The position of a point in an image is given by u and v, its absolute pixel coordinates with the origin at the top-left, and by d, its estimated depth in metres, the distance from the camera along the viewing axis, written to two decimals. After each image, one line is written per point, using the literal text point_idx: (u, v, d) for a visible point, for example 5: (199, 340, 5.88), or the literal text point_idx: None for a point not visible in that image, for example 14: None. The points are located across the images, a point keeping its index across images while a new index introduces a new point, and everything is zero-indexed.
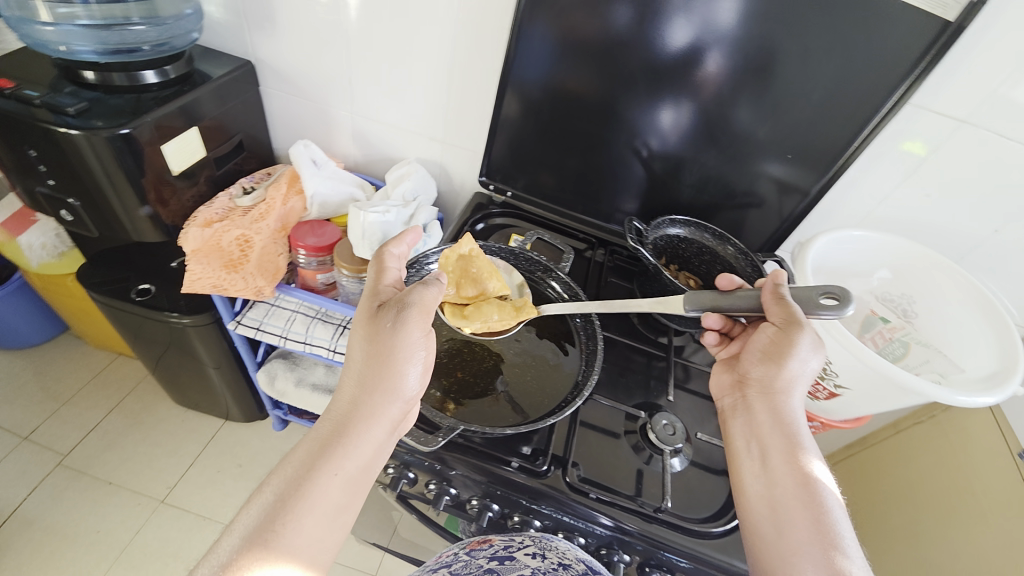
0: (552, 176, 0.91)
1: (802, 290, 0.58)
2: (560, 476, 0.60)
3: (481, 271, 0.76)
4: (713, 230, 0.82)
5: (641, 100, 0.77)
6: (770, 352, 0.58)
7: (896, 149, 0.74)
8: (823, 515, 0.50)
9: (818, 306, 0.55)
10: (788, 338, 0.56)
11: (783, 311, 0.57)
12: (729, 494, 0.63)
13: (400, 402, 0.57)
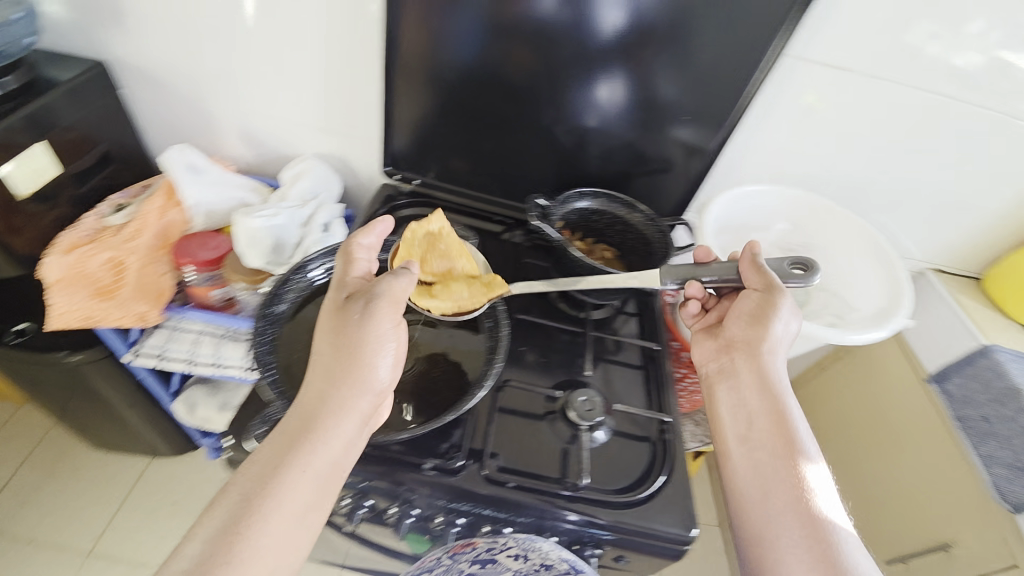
0: (457, 159, 0.87)
1: (773, 262, 0.64)
2: (476, 470, 0.59)
3: (450, 248, 0.74)
4: (622, 199, 0.82)
5: (532, 73, 0.75)
6: (753, 314, 0.63)
7: (783, 102, 0.76)
8: (801, 477, 0.55)
9: (789, 274, 0.62)
10: (776, 302, 0.62)
11: (765, 278, 0.62)
12: (651, 459, 0.64)
13: (371, 394, 0.55)
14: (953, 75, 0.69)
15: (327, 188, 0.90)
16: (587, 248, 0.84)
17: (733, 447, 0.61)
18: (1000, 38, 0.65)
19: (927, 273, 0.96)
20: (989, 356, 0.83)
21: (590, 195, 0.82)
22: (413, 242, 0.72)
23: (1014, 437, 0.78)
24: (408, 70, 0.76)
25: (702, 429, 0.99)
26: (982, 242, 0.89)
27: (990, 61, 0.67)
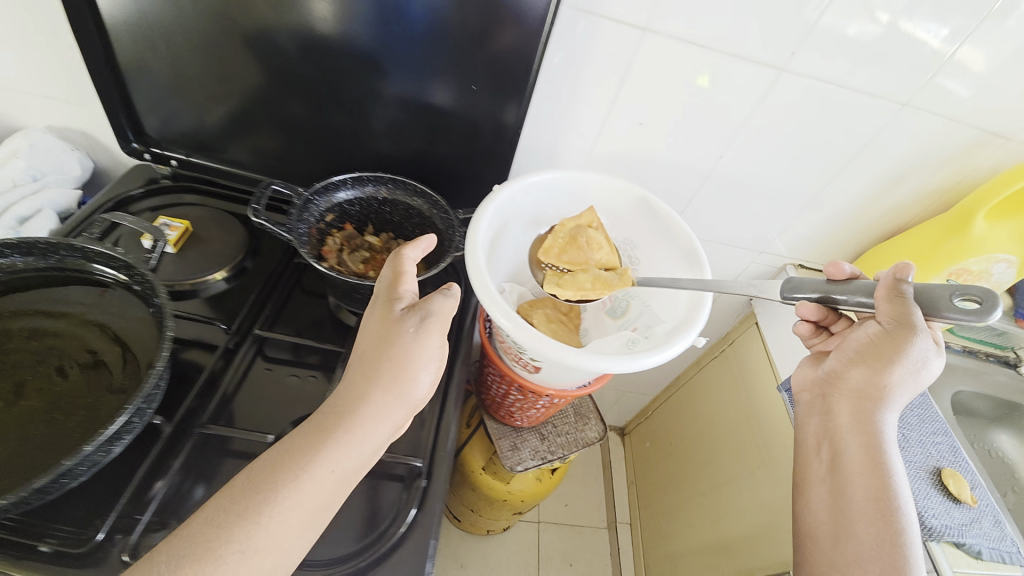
0: (213, 133, 0.70)
1: (937, 288, 0.41)
2: (121, 551, 0.45)
3: (591, 240, 0.65)
4: (411, 184, 0.66)
5: (265, 23, 0.58)
6: (865, 353, 0.47)
7: (590, 70, 0.62)
8: (893, 537, 0.43)
9: (947, 308, 0.39)
10: (901, 346, 0.43)
11: (903, 315, 0.42)
12: (390, 510, 0.53)
13: (405, 405, 0.44)
14: (783, 39, 0.58)
15: (57, 169, 0.73)
16: (381, 246, 0.69)
17: (814, 486, 0.49)
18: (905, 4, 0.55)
19: (789, 267, 0.90)
20: None
21: (375, 180, 0.65)
22: (558, 233, 0.67)
23: None
24: (109, 20, 0.59)
25: (546, 444, 0.88)
26: (844, 232, 0.84)
27: (892, 29, 0.57)
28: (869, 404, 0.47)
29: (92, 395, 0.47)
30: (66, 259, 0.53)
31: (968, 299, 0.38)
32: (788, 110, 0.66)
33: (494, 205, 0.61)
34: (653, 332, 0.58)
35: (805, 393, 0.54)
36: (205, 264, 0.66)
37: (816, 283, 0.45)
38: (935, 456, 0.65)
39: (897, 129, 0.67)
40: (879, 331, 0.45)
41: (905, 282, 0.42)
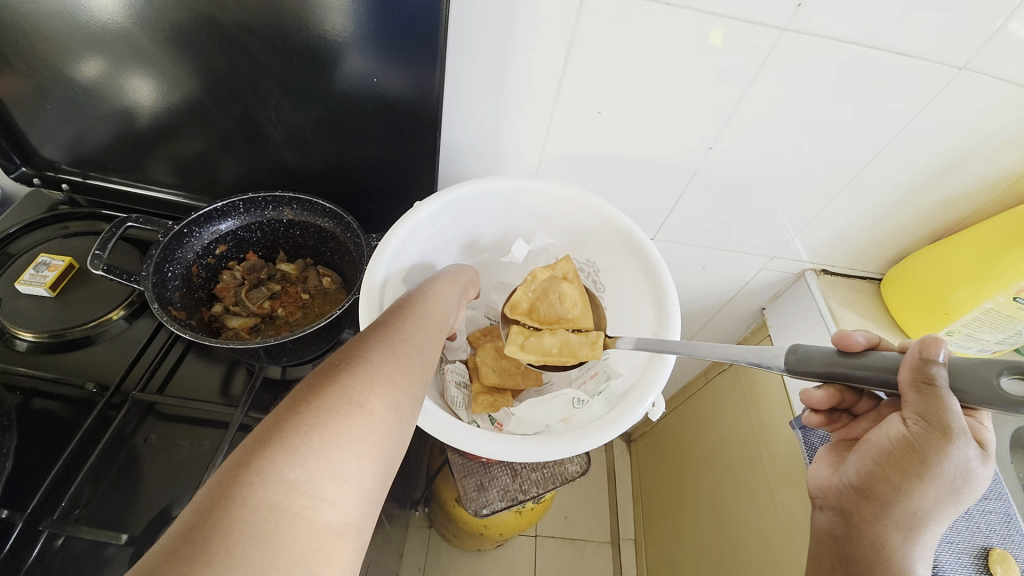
0: (106, 149, 0.61)
1: (982, 366, 0.30)
2: None
3: (567, 298, 0.54)
4: (322, 205, 0.54)
5: (118, 17, 0.47)
6: (883, 460, 0.35)
7: (521, 51, 0.48)
8: None
9: (991, 395, 0.29)
10: (922, 454, 0.32)
11: (934, 414, 0.31)
12: None
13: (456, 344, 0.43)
14: None
15: None
16: (296, 274, 0.58)
17: None
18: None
19: (808, 273, 0.74)
20: None
21: (274, 201, 0.54)
22: (528, 281, 0.55)
23: None
24: None
25: (518, 482, 0.77)
26: (879, 231, 0.66)
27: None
28: (895, 533, 0.34)
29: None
30: None
31: (1017, 379, 0.27)
32: (796, 85, 0.49)
33: (397, 242, 0.48)
34: (609, 387, 0.49)
35: (816, 505, 0.40)
36: (99, 305, 0.58)
37: (826, 358, 0.35)
38: (983, 533, 0.52)
39: (952, 100, 0.50)
40: (905, 435, 0.33)
41: (934, 362, 0.31)
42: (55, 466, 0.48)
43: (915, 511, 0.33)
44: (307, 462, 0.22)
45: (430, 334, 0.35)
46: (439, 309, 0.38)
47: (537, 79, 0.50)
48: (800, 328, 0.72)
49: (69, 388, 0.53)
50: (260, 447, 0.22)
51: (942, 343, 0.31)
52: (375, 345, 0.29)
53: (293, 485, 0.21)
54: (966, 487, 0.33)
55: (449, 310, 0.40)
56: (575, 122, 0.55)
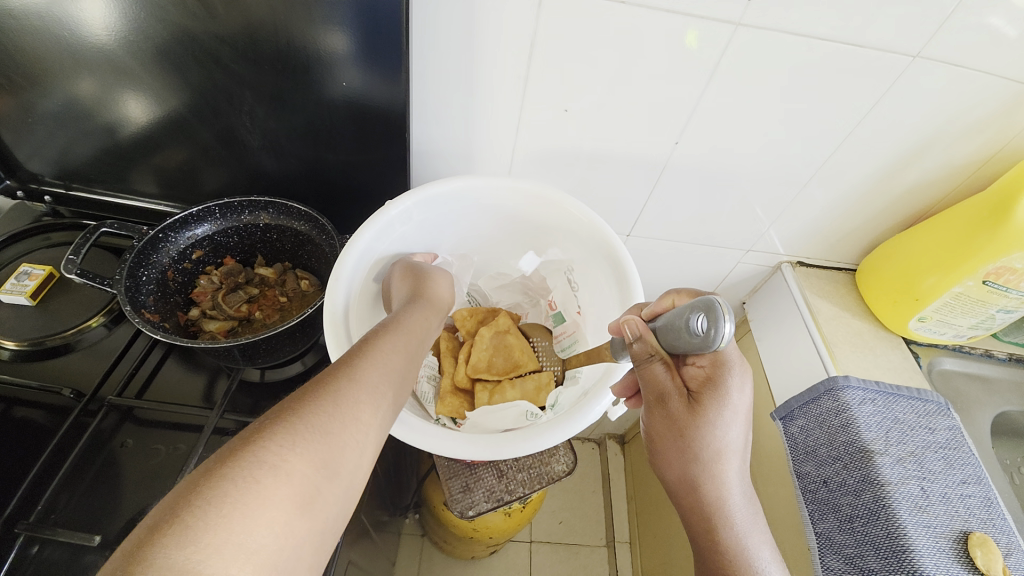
0: (88, 162, 0.62)
1: (676, 315, 0.38)
2: None
3: (516, 352, 0.60)
4: (297, 209, 0.55)
5: (95, 32, 0.49)
6: (649, 446, 0.41)
7: (487, 51, 0.49)
8: None
9: (683, 336, 0.36)
10: (666, 430, 0.39)
11: (652, 378, 0.40)
12: None
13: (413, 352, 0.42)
14: None
15: None
16: (274, 278, 0.59)
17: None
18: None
19: (784, 266, 0.75)
20: (835, 395, 0.58)
21: (250, 206, 0.55)
22: (480, 341, 0.59)
23: (857, 520, 0.53)
24: None
25: (504, 483, 0.77)
26: (849, 221, 0.68)
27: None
28: (711, 494, 0.38)
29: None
30: None
31: (696, 316, 0.35)
32: (755, 78, 0.51)
33: (357, 258, 0.49)
34: (561, 402, 0.53)
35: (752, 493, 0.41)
36: (78, 313, 0.59)
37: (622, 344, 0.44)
38: (961, 516, 0.51)
39: (906, 88, 0.51)
40: (651, 412, 0.40)
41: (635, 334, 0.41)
42: (32, 470, 0.48)
43: (682, 477, 0.39)
44: (229, 537, 0.25)
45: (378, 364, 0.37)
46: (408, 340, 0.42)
47: (503, 78, 0.51)
48: (779, 320, 0.73)
49: (48, 396, 0.53)
50: (167, 528, 0.24)
51: (633, 320, 0.42)
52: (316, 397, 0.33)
53: (199, 562, 0.24)
54: (715, 434, 0.37)
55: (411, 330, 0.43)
56: (544, 120, 0.56)
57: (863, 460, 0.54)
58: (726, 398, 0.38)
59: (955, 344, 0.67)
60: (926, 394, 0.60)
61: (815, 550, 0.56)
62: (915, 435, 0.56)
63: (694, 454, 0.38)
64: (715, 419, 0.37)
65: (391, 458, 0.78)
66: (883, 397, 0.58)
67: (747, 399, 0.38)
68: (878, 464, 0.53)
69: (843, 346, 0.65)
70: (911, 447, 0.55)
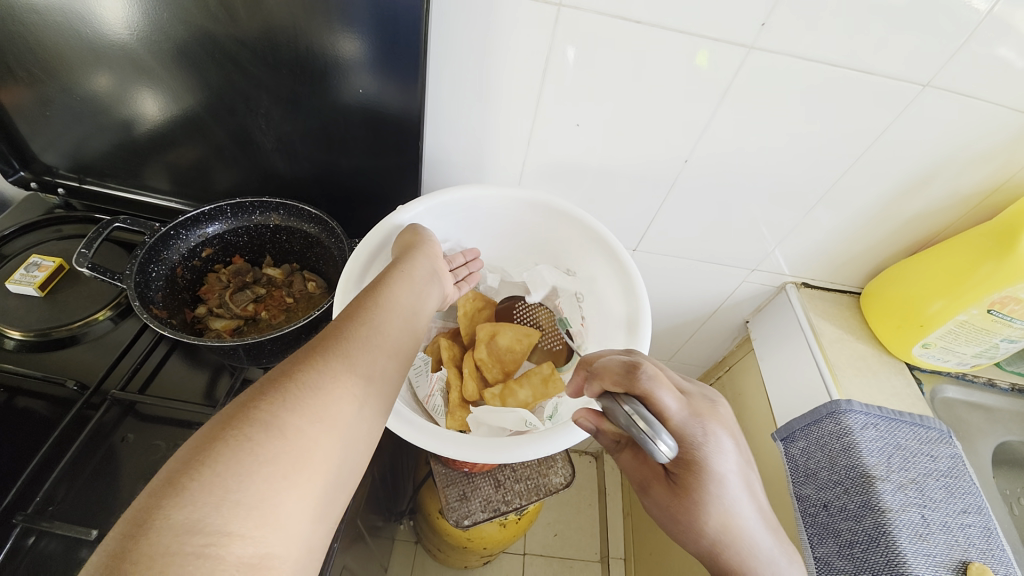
0: (102, 156, 0.63)
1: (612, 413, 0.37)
2: None
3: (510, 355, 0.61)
4: (308, 212, 0.55)
5: (119, 31, 0.50)
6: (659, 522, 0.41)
7: (502, 65, 0.50)
8: None
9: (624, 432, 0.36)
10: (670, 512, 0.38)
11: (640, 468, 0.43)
12: None
13: (392, 334, 0.40)
14: (752, 5, 0.44)
15: None
16: (282, 279, 0.59)
17: None
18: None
19: (789, 286, 0.75)
20: (837, 419, 0.58)
21: (261, 207, 0.55)
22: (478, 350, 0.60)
23: (856, 546, 0.52)
24: None
25: (500, 493, 0.77)
26: (855, 245, 0.68)
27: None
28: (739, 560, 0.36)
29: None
30: None
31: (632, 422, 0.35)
32: (767, 101, 0.51)
33: (363, 268, 0.49)
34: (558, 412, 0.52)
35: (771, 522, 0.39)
36: (85, 305, 0.59)
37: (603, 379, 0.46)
38: (961, 546, 0.51)
39: (915, 118, 0.52)
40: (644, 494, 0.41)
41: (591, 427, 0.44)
42: (33, 463, 0.48)
43: (701, 549, 0.37)
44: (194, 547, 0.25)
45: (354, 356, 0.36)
46: (389, 344, 0.40)
47: (518, 90, 0.52)
48: (783, 342, 0.73)
49: (51, 387, 0.54)
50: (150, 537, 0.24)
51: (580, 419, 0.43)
52: (287, 414, 0.31)
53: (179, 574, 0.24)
54: (710, 511, 0.36)
55: (399, 310, 0.42)
56: (555, 134, 0.56)
57: (864, 485, 0.53)
58: (704, 468, 0.37)
59: (958, 371, 0.66)
60: (928, 421, 0.59)
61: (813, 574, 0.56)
62: (917, 463, 0.55)
63: (699, 530, 0.37)
64: (701, 489, 0.37)
65: (388, 463, 0.78)
66: (885, 421, 0.58)
67: (721, 455, 0.37)
68: (880, 490, 0.53)
69: (847, 370, 0.65)
70: (912, 473, 0.54)
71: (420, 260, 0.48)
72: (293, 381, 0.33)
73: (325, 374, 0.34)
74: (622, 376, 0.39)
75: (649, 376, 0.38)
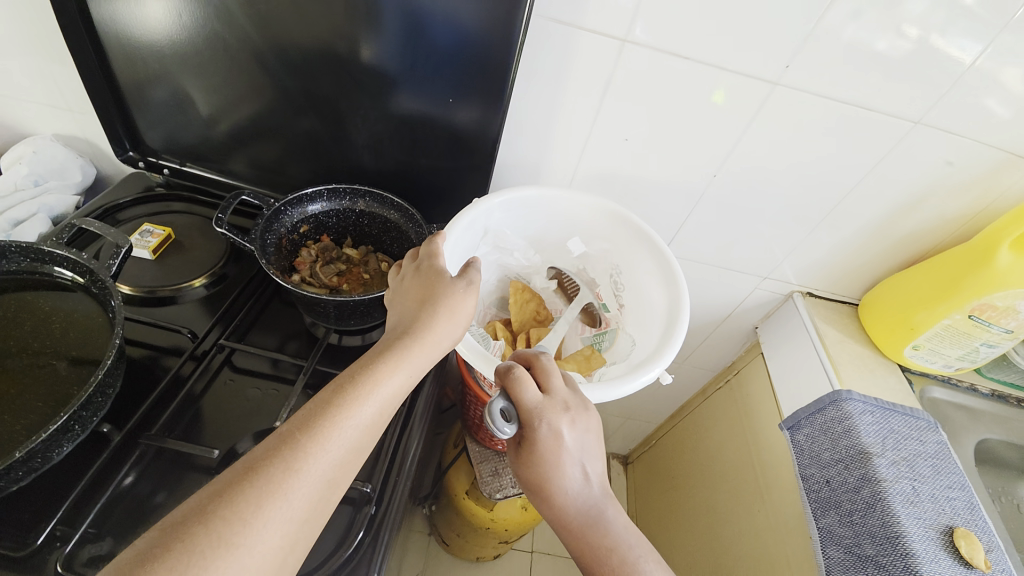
0: (207, 144, 0.72)
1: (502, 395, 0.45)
2: (61, 550, 0.44)
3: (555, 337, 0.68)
4: (390, 199, 0.65)
5: (251, 39, 0.60)
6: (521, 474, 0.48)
7: (569, 87, 0.60)
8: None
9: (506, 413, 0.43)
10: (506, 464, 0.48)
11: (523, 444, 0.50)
12: (330, 527, 0.50)
13: (359, 435, 0.38)
14: (780, 50, 0.55)
15: (57, 176, 0.75)
16: (359, 258, 0.68)
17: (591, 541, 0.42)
18: (941, 20, 0.51)
19: (796, 295, 0.84)
20: (839, 406, 0.67)
21: (351, 193, 0.65)
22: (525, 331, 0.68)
23: (855, 513, 0.59)
24: (103, 28, 0.61)
25: None
26: (855, 259, 0.78)
27: (921, 44, 0.53)
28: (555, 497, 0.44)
29: (37, 396, 0.47)
30: (22, 262, 0.53)
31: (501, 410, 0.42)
32: (787, 128, 0.62)
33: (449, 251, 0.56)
34: (605, 374, 0.59)
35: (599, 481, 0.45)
36: (188, 270, 0.67)
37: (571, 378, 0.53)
38: (947, 514, 0.58)
39: (909, 148, 0.62)
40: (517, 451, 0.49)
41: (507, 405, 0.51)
42: (149, 397, 0.55)
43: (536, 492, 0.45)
44: None
45: (308, 465, 0.35)
46: (338, 466, 0.37)
47: (580, 107, 0.62)
48: (791, 344, 0.81)
49: (160, 337, 0.61)
50: None
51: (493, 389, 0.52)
52: (218, 534, 0.31)
53: None
54: (536, 466, 0.44)
55: (379, 406, 0.40)
56: (606, 147, 0.66)
57: (862, 460, 0.61)
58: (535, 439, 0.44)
59: (945, 375, 0.75)
60: (918, 413, 0.67)
61: (818, 542, 0.62)
62: (908, 444, 0.63)
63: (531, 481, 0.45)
64: (532, 460, 0.44)
65: None
66: (879, 409, 0.66)
67: (558, 447, 0.43)
68: (876, 464, 0.61)
69: (848, 367, 0.73)
70: (903, 452, 0.62)
71: (417, 349, 0.45)
72: (235, 493, 0.33)
73: (252, 513, 0.32)
74: (499, 373, 0.46)
75: (516, 372, 0.45)
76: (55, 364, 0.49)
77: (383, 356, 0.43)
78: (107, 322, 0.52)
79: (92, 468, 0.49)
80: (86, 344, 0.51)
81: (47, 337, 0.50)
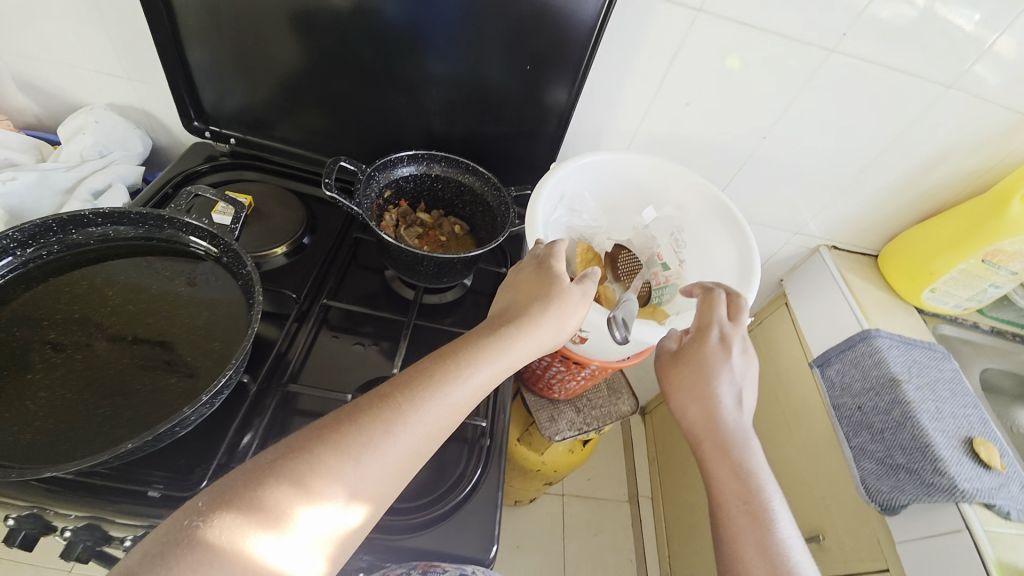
0: (274, 112, 0.73)
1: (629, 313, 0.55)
2: None
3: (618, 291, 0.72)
4: (465, 163, 0.68)
5: (333, 7, 0.60)
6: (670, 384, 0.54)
7: (640, 54, 0.64)
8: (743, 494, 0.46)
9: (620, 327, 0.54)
10: (669, 361, 0.54)
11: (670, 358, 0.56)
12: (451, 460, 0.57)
13: (452, 405, 0.42)
14: (835, 18, 0.59)
15: (119, 145, 0.75)
16: (433, 221, 0.72)
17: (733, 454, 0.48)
18: None
19: (822, 248, 0.92)
20: (868, 341, 0.75)
21: (429, 158, 0.68)
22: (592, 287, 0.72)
23: (886, 430, 0.69)
24: None
25: (582, 416, 0.91)
26: (878, 214, 0.85)
27: (925, 12, 0.59)
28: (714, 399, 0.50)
29: (187, 353, 0.51)
30: (162, 231, 0.57)
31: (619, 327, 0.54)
32: (835, 92, 0.67)
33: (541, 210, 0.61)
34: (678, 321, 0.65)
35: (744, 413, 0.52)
36: (270, 235, 0.70)
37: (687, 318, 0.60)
38: (966, 427, 0.68)
39: (941, 110, 0.69)
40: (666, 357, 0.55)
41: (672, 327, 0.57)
42: (268, 354, 0.59)
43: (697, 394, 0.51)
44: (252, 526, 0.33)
45: (408, 417, 0.40)
46: (434, 429, 0.41)
47: (647, 74, 0.66)
48: (818, 293, 0.89)
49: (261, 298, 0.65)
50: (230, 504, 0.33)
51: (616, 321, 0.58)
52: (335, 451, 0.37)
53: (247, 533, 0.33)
54: (712, 367, 0.51)
55: (470, 387, 0.44)
56: (666, 111, 0.71)
57: (892, 386, 0.71)
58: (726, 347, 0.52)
59: (953, 315, 0.85)
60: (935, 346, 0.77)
61: (851, 457, 0.73)
62: (929, 371, 0.73)
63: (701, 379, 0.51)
64: (710, 360, 0.52)
65: None
66: (901, 344, 0.76)
67: (727, 362, 0.51)
68: (905, 389, 0.70)
69: (873, 310, 0.82)
70: (926, 379, 0.72)
71: (513, 337, 0.47)
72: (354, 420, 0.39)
73: (360, 448, 0.38)
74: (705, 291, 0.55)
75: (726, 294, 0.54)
76: (204, 340, 0.52)
77: (479, 336, 0.47)
78: (242, 307, 0.54)
79: (240, 414, 0.55)
80: (217, 305, 0.54)
81: (180, 299, 0.54)
